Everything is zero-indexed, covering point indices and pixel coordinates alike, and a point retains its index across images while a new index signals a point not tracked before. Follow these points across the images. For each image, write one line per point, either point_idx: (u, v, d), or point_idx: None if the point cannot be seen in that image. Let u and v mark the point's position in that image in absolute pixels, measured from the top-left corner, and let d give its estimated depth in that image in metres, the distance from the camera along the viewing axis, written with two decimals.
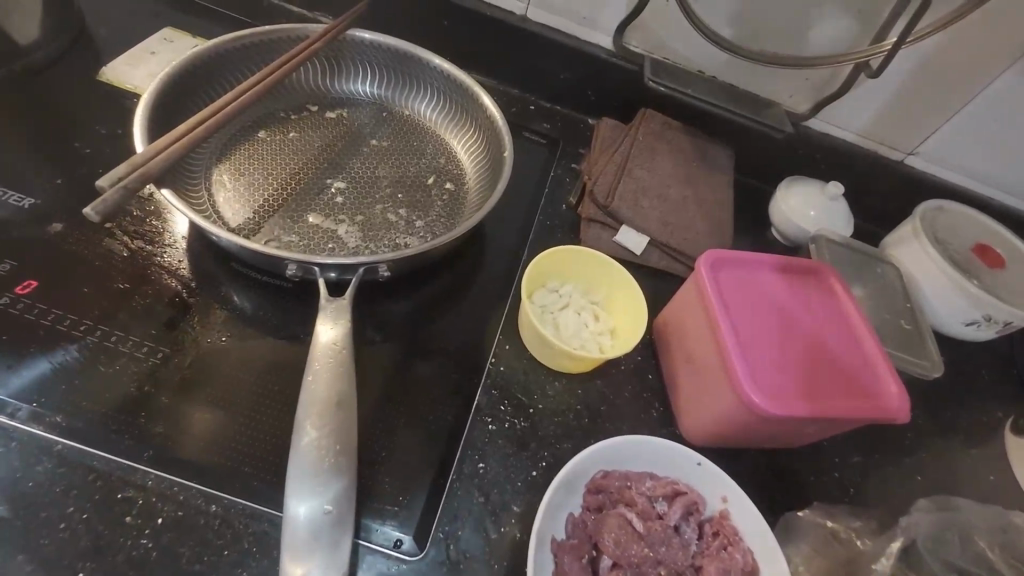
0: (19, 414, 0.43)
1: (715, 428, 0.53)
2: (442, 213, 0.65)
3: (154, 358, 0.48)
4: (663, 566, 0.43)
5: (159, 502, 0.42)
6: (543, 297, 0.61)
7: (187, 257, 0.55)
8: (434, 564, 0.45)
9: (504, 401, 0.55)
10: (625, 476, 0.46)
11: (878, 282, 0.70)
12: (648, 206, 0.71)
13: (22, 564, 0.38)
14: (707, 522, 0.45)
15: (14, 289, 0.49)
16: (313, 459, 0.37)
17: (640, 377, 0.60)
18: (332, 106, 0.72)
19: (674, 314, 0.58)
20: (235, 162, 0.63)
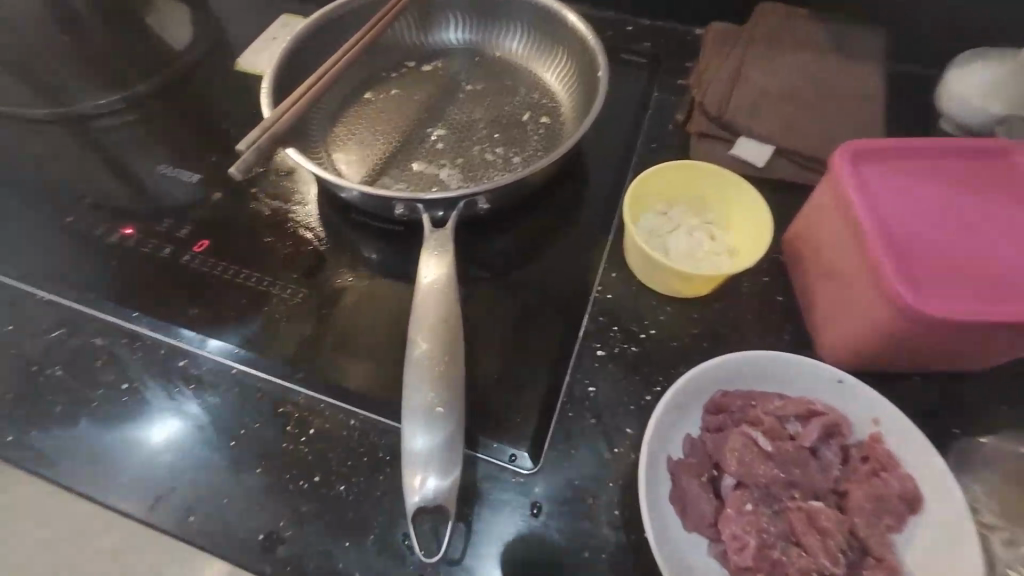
0: (205, 344, 0.53)
1: (867, 345, 0.46)
2: (539, 147, 0.65)
3: (297, 297, 0.55)
4: (798, 491, 0.39)
5: (311, 416, 0.49)
6: (651, 220, 0.57)
7: (316, 212, 0.62)
8: (549, 480, 0.46)
9: (612, 327, 0.53)
10: (748, 395, 0.42)
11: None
12: (771, 110, 0.62)
13: (217, 462, 0.47)
14: (854, 448, 0.40)
15: (193, 248, 0.59)
16: (425, 368, 0.38)
17: (767, 299, 0.54)
18: (428, 60, 0.74)
19: (807, 223, 0.51)
20: (347, 123, 0.68)
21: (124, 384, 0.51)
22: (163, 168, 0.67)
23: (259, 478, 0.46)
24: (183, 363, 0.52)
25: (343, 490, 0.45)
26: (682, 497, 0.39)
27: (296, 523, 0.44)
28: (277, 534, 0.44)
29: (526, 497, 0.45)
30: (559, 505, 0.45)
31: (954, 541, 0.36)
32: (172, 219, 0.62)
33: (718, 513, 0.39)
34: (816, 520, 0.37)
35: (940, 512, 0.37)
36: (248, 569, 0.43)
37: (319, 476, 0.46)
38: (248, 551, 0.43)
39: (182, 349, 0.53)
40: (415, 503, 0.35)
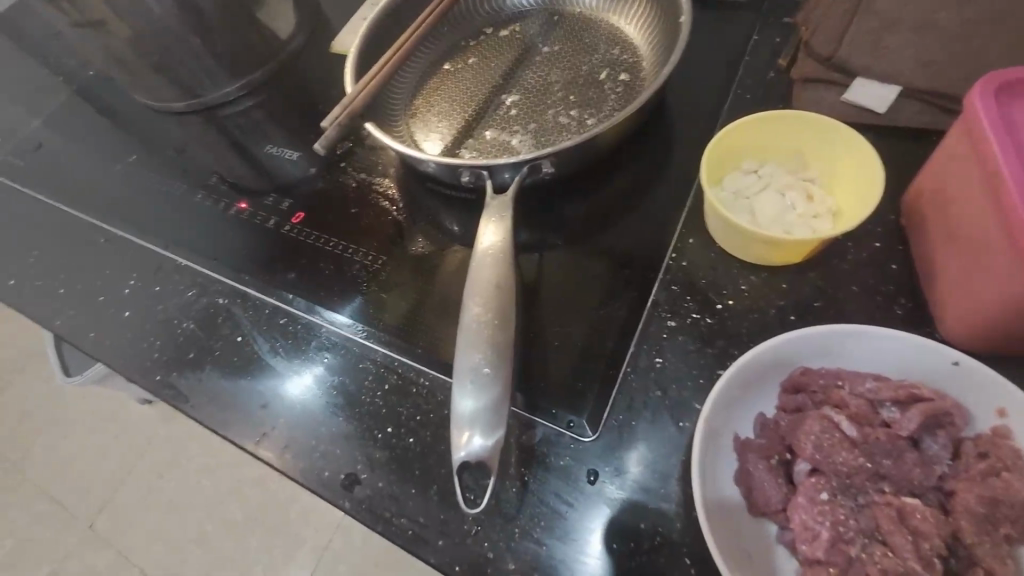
0: (299, 305, 0.59)
1: (1005, 321, 0.38)
2: (616, 106, 0.61)
3: (379, 264, 0.60)
4: (890, 484, 0.34)
5: (387, 373, 0.53)
6: (737, 179, 0.51)
7: (397, 183, 0.65)
8: (608, 449, 0.45)
9: (686, 297, 0.50)
10: (834, 374, 0.37)
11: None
12: (900, 44, 0.51)
13: (308, 409, 0.53)
14: (968, 440, 0.34)
15: (292, 220, 0.66)
16: (475, 333, 0.40)
17: (874, 268, 0.47)
18: (505, 25, 0.74)
19: (933, 178, 0.43)
20: (425, 94, 0.70)
21: (237, 338, 0.59)
22: (271, 148, 0.75)
23: (342, 425, 0.51)
24: (282, 321, 0.59)
25: (412, 442, 0.49)
26: (746, 480, 0.36)
27: (371, 468, 0.48)
28: (355, 476, 0.48)
29: (583, 463, 0.45)
30: (617, 474, 0.44)
31: None
32: (276, 194, 0.69)
33: (787, 500, 0.35)
34: (909, 519, 0.32)
35: None
36: (331, 503, 0.48)
37: (391, 428, 0.50)
38: (332, 487, 0.48)
39: (282, 308, 0.60)
40: (460, 459, 0.36)
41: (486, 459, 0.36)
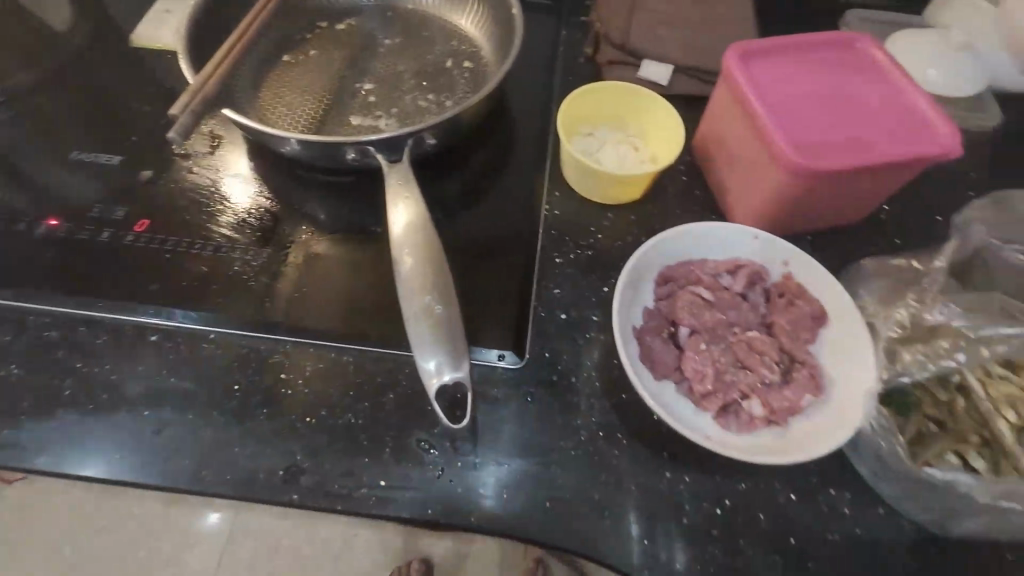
0: (174, 316, 0.53)
1: (774, 211, 0.55)
2: (468, 89, 0.68)
3: (263, 259, 0.57)
4: (737, 327, 0.48)
5: (302, 360, 0.51)
6: (583, 141, 0.63)
7: (260, 177, 0.63)
8: (536, 370, 0.52)
9: (565, 238, 0.60)
10: (687, 264, 0.51)
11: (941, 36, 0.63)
12: (667, 35, 0.69)
13: (217, 420, 0.48)
14: (774, 288, 0.50)
15: (134, 228, 0.58)
16: (413, 279, 0.42)
17: (688, 195, 0.63)
18: (340, 19, 0.75)
19: (711, 124, 0.60)
20: (271, 86, 0.68)
21: (95, 368, 0.50)
22: (77, 155, 0.63)
23: (265, 423, 0.48)
24: (155, 337, 0.52)
25: (351, 417, 0.48)
26: (650, 354, 0.47)
27: (312, 454, 0.47)
28: (296, 467, 0.46)
29: (519, 386, 0.51)
30: (549, 387, 0.51)
31: (854, 334, 0.46)
32: (101, 204, 0.60)
33: (680, 358, 0.47)
34: (752, 345, 0.46)
35: (841, 318, 0.47)
36: (275, 503, 0.45)
37: (325, 410, 0.48)
38: (271, 487, 0.45)
39: (151, 325, 0.52)
40: (435, 389, 0.39)
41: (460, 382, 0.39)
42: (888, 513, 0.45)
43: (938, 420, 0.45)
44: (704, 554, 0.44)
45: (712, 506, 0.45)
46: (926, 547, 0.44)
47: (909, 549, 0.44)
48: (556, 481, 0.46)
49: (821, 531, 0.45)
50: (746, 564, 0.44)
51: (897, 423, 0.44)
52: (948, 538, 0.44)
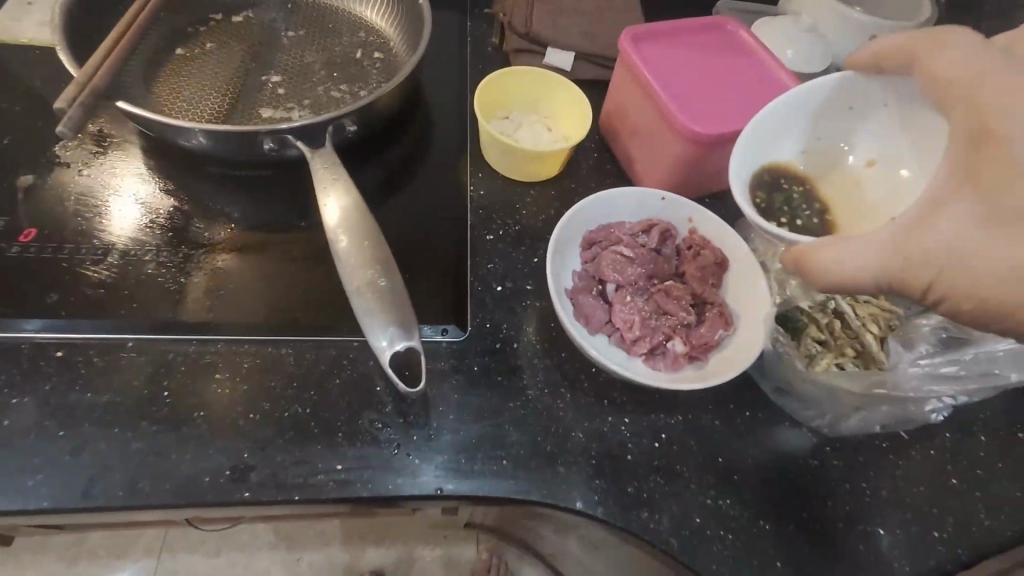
0: (81, 327, 0.49)
1: (676, 177, 0.62)
2: (381, 78, 0.68)
3: (178, 260, 0.54)
4: (655, 278, 0.53)
5: (236, 357, 0.49)
6: (499, 124, 0.66)
7: (163, 176, 0.59)
8: (478, 340, 0.54)
9: (492, 216, 0.62)
10: (607, 226, 0.55)
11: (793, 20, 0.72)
12: (566, 24, 0.73)
13: (148, 429, 0.45)
14: (684, 243, 0.56)
15: (19, 239, 0.53)
16: (354, 256, 0.45)
17: (601, 170, 0.68)
18: (237, 11, 0.72)
19: (614, 102, 0.65)
20: (167, 82, 0.64)
21: None
22: None
23: (203, 425, 0.46)
24: (60, 353, 0.48)
25: (298, 408, 0.48)
26: (583, 311, 0.51)
27: (260, 450, 0.45)
28: (243, 465, 0.45)
29: (464, 356, 0.53)
30: (493, 355, 0.53)
31: (751, 274, 0.53)
32: None
33: (609, 312, 0.51)
34: (670, 292, 0.52)
35: (740, 262, 0.54)
36: (223, 505, 0.43)
37: (268, 404, 0.47)
38: (218, 489, 0.44)
39: (54, 340, 0.48)
40: (388, 356, 0.43)
41: (412, 347, 0.43)
42: (793, 425, 0.53)
43: (822, 340, 0.54)
44: (648, 484, 0.48)
45: (651, 440, 0.50)
46: (825, 448, 0.52)
47: (812, 451, 0.52)
48: (509, 439, 0.49)
49: (742, 448, 0.51)
50: (684, 486, 0.49)
51: (792, 342, 0.52)
52: (838, 438, 0.52)
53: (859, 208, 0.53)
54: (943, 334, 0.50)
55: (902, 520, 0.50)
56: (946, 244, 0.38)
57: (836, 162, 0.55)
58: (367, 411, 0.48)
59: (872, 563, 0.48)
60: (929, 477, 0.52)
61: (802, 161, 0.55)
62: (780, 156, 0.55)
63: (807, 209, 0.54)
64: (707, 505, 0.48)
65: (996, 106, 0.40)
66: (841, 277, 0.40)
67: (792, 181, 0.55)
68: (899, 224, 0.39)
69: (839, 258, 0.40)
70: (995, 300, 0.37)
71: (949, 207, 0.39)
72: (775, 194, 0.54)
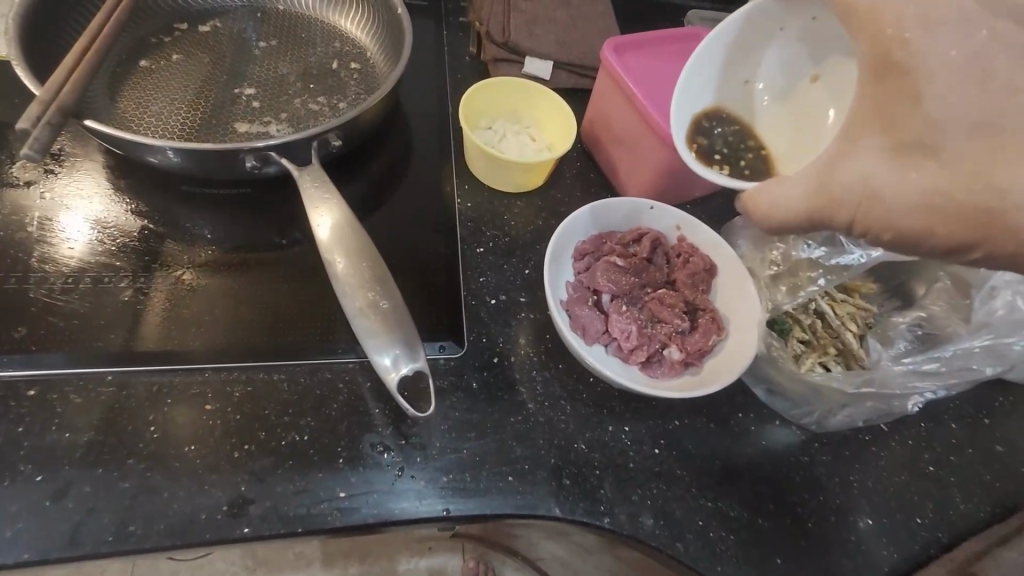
0: (55, 362, 0.46)
1: (660, 185, 0.63)
2: (360, 89, 0.66)
3: (156, 285, 0.52)
4: (648, 287, 0.54)
5: (226, 386, 0.47)
6: (483, 135, 0.66)
7: (133, 196, 0.57)
8: (475, 356, 0.53)
9: (481, 228, 0.62)
10: (599, 237, 0.56)
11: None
12: (543, 32, 0.73)
13: (135, 467, 0.43)
14: (673, 251, 0.57)
15: None
16: (353, 279, 0.44)
17: (585, 179, 0.69)
18: (202, 21, 0.70)
19: (596, 111, 0.66)
20: (132, 97, 0.61)
21: None
22: None
23: (194, 459, 0.44)
24: (33, 392, 0.45)
25: (296, 436, 0.46)
26: (579, 322, 0.52)
27: (257, 482, 0.44)
28: (241, 499, 0.43)
29: (462, 373, 0.52)
30: (491, 370, 0.53)
31: (739, 279, 0.55)
32: None
33: (606, 322, 0.52)
34: (664, 301, 0.53)
35: (728, 268, 0.56)
36: (221, 542, 0.42)
37: (264, 433, 0.46)
38: (216, 526, 0.42)
39: (25, 377, 0.45)
40: (395, 381, 0.42)
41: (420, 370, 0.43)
42: (783, 423, 0.55)
43: (807, 340, 0.56)
44: (651, 491, 0.49)
45: (651, 446, 0.51)
46: (813, 444, 0.54)
47: (802, 448, 0.54)
48: (513, 454, 0.49)
49: (737, 450, 0.53)
50: (685, 490, 0.50)
51: (782, 344, 0.54)
52: (825, 434, 0.55)
53: (794, 136, 0.53)
54: (919, 330, 0.54)
55: (888, 510, 0.52)
56: (861, 180, 0.38)
57: (764, 94, 0.54)
58: (367, 435, 0.47)
59: (863, 553, 0.50)
60: (908, 467, 0.55)
61: (730, 99, 0.54)
62: (707, 100, 0.54)
63: (745, 149, 0.54)
64: (709, 508, 0.49)
65: (895, 33, 0.38)
66: (775, 216, 0.41)
67: (724, 122, 0.54)
68: (820, 162, 0.40)
69: (775, 200, 0.40)
70: (914, 228, 0.38)
71: (856, 144, 0.39)
72: (710, 139, 0.53)
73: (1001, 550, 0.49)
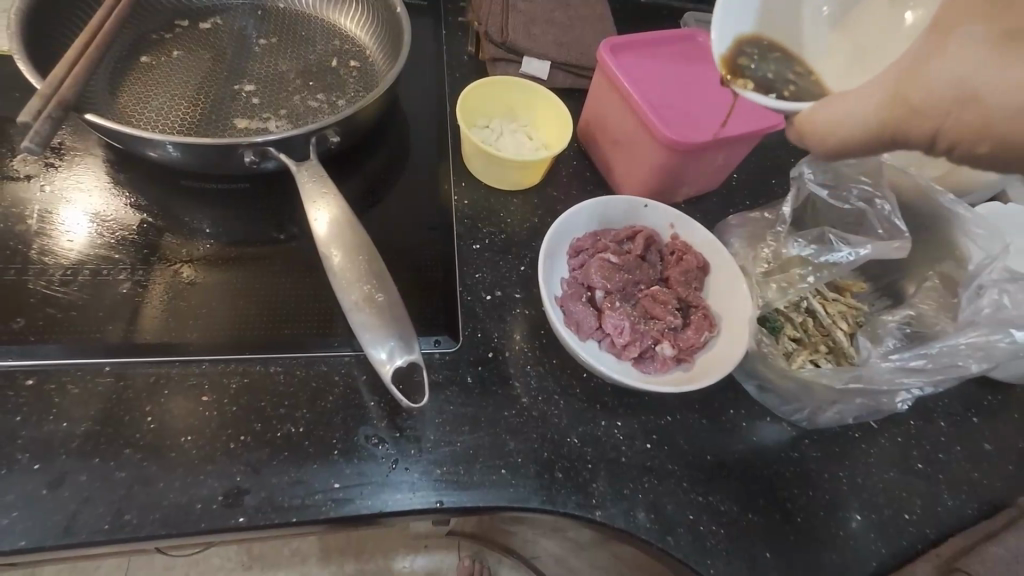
0: (53, 353, 0.47)
1: (654, 184, 0.63)
2: (359, 87, 0.67)
3: (154, 277, 0.52)
4: (641, 284, 0.55)
5: (224, 378, 0.48)
6: (480, 133, 0.67)
7: (132, 190, 0.57)
8: (470, 350, 0.54)
9: (477, 225, 0.62)
10: (594, 234, 0.57)
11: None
12: (540, 33, 0.74)
13: (131, 457, 0.43)
14: (666, 248, 0.58)
15: None
16: (350, 272, 0.45)
17: (581, 178, 0.69)
18: (203, 18, 0.70)
19: (591, 111, 0.67)
20: (132, 91, 0.61)
21: None
22: None
23: (191, 449, 0.44)
24: (31, 382, 0.45)
25: (291, 427, 0.47)
26: (573, 318, 0.52)
27: (252, 472, 0.44)
28: (236, 489, 0.43)
29: (457, 367, 0.53)
30: (485, 365, 0.53)
31: (732, 277, 0.56)
32: None
33: (599, 318, 0.52)
34: (657, 297, 0.54)
35: (721, 267, 0.57)
36: (216, 532, 0.42)
37: (260, 424, 0.46)
38: (210, 515, 0.42)
39: (23, 367, 0.46)
40: (391, 373, 0.43)
41: (416, 362, 0.44)
42: (774, 420, 0.55)
43: (798, 338, 0.57)
44: (642, 485, 0.50)
45: (643, 441, 0.52)
46: (804, 440, 0.55)
47: (792, 444, 0.54)
48: (506, 448, 0.49)
49: (730, 445, 0.53)
50: (677, 484, 0.50)
51: (773, 341, 0.55)
52: (815, 431, 0.55)
53: (855, 53, 0.46)
54: (907, 329, 0.54)
55: (876, 505, 0.53)
56: (950, 86, 0.35)
57: (813, 7, 0.47)
58: (364, 427, 0.48)
59: (851, 547, 0.51)
60: (897, 464, 0.56)
61: (773, 22, 0.47)
62: (748, 25, 0.47)
63: (794, 76, 0.47)
64: (700, 502, 0.50)
65: None
66: (830, 140, 0.40)
67: (768, 48, 0.47)
68: (898, 70, 0.38)
69: (832, 120, 0.40)
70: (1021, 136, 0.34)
71: (947, 43, 0.35)
72: (755, 65, 0.46)
73: (986, 545, 0.49)
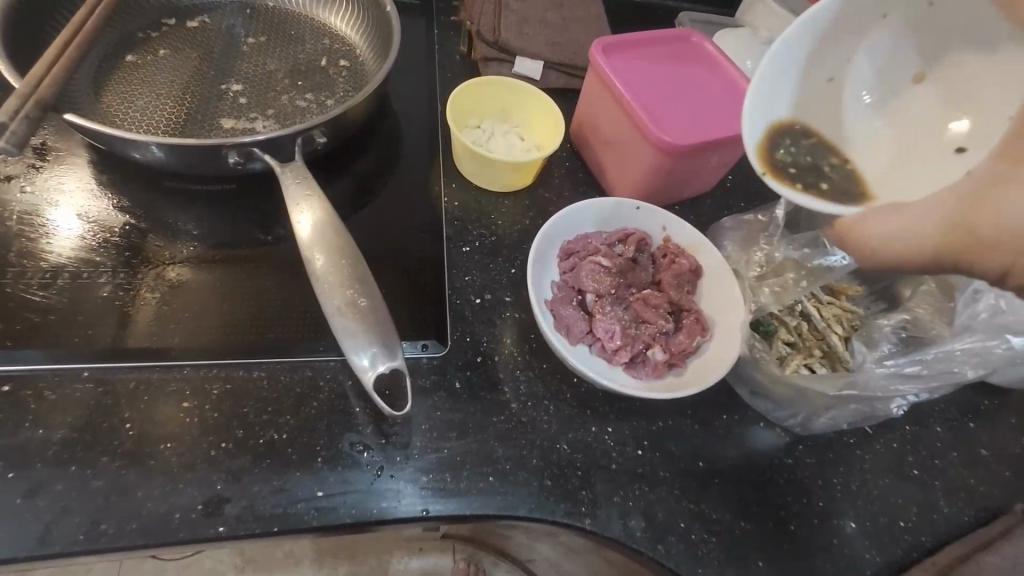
0: (31, 358, 0.46)
1: (647, 186, 0.63)
2: (348, 87, 0.66)
3: (136, 281, 0.51)
4: (632, 287, 0.54)
5: (205, 383, 0.47)
6: (471, 134, 0.66)
7: (115, 191, 0.56)
8: (459, 355, 0.53)
9: (468, 227, 0.62)
10: (584, 236, 0.56)
11: (753, 41, 0.75)
12: (533, 33, 0.73)
13: (109, 465, 0.42)
14: (658, 251, 0.57)
15: None
16: (334, 274, 0.44)
17: (574, 179, 0.69)
18: (191, 16, 0.69)
19: (584, 112, 0.66)
20: (117, 91, 0.60)
21: None
22: None
23: (171, 457, 0.43)
24: (7, 387, 0.44)
25: (274, 434, 0.46)
26: (563, 322, 0.52)
27: (234, 480, 0.43)
28: (217, 498, 0.43)
29: (445, 372, 0.52)
30: (474, 369, 0.52)
31: (726, 280, 0.55)
32: None
33: (589, 322, 0.52)
34: (648, 301, 0.53)
35: (714, 270, 0.56)
36: (196, 542, 0.41)
37: (242, 431, 0.45)
38: (190, 525, 0.41)
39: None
40: (373, 379, 0.42)
41: (399, 367, 0.43)
42: (767, 425, 0.54)
43: (791, 342, 0.56)
44: (633, 492, 0.49)
45: (634, 447, 0.51)
46: (798, 446, 0.54)
47: (786, 450, 0.54)
48: (494, 454, 0.48)
49: (723, 451, 0.52)
50: (668, 491, 0.50)
51: (766, 346, 0.54)
52: (809, 436, 0.54)
53: (905, 156, 0.46)
54: (903, 334, 0.53)
55: (872, 512, 0.52)
56: (1013, 223, 0.38)
57: (857, 99, 0.48)
58: (349, 433, 0.47)
59: (846, 555, 0.50)
60: (893, 470, 0.55)
61: (812, 114, 0.49)
62: (781, 113, 0.49)
63: (828, 166, 0.48)
64: (691, 510, 0.49)
65: None
66: (890, 250, 0.42)
67: (799, 136, 0.49)
68: (953, 199, 0.39)
69: (884, 232, 0.42)
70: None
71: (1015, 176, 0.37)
72: (787, 157, 0.48)
73: (983, 554, 0.48)
